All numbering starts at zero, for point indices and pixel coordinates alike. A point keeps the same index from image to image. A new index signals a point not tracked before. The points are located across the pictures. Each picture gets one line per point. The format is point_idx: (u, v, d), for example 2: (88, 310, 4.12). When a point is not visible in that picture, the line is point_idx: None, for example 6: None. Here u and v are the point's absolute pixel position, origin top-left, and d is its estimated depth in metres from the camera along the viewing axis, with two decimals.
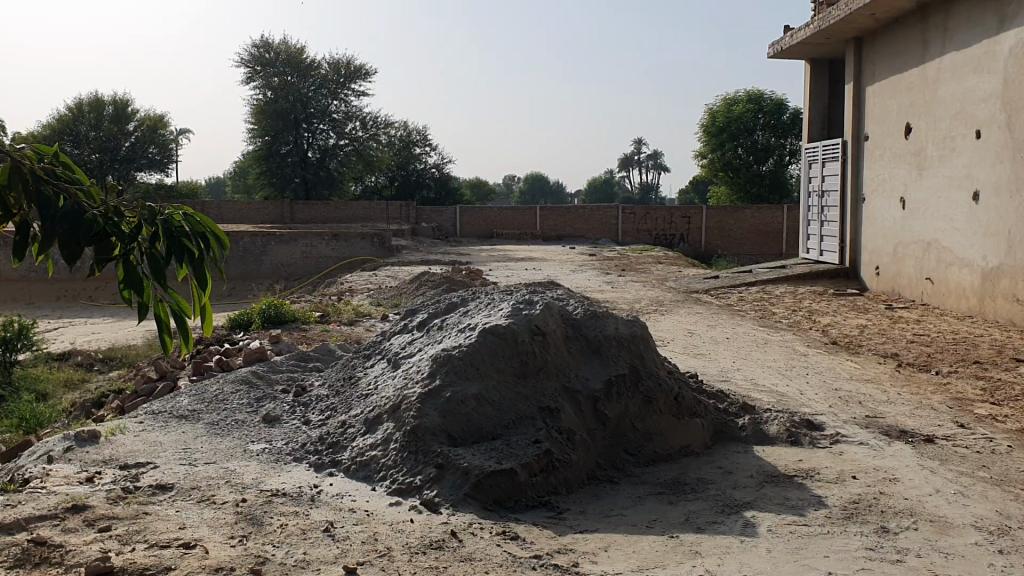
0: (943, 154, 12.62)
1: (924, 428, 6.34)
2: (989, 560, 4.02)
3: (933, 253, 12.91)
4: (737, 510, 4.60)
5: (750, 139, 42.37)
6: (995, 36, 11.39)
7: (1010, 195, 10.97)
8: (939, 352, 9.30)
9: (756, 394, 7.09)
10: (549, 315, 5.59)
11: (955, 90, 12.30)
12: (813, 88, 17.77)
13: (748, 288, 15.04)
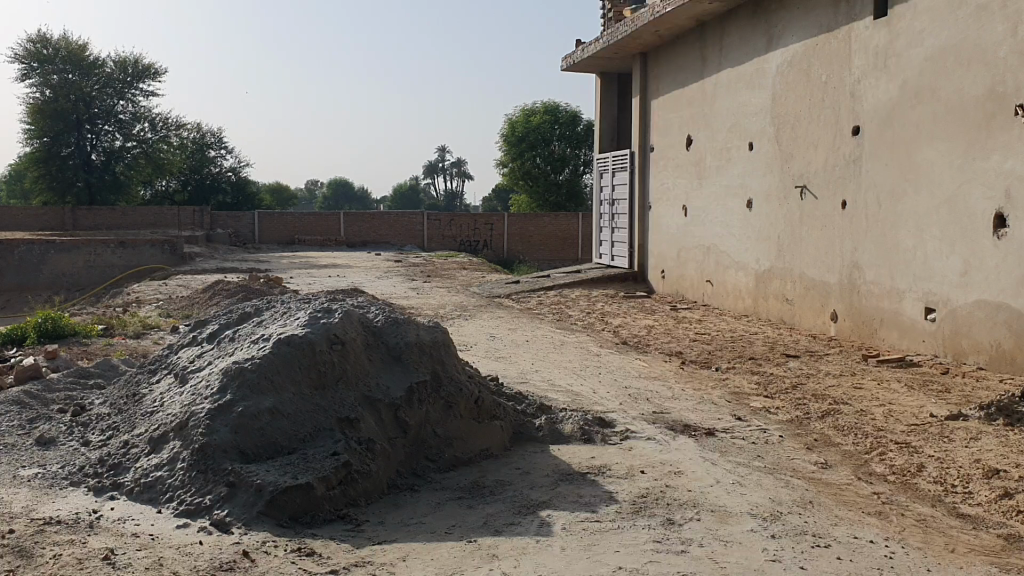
0: (720, 165, 13.46)
1: (705, 422, 6.73)
2: (763, 546, 4.32)
3: (712, 256, 13.74)
4: (533, 510, 4.70)
5: (547, 149, 43.61)
6: (764, 55, 12.28)
7: (781, 203, 11.86)
8: (718, 349, 9.91)
9: (552, 394, 7.29)
10: (347, 323, 5.50)
11: (731, 105, 13.16)
12: (605, 101, 18.52)
13: (546, 292, 15.44)
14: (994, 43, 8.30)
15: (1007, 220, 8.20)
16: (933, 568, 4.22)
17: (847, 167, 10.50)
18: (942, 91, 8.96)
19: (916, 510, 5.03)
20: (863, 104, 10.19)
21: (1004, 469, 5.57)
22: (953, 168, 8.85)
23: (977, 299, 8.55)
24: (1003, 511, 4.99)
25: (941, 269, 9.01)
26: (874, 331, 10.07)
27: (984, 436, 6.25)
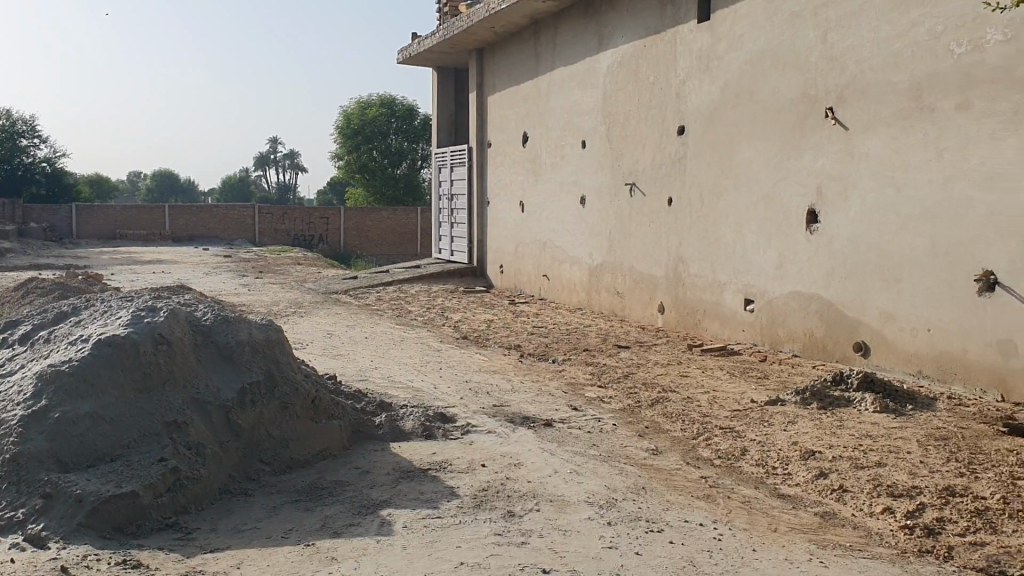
0: (555, 161, 13.72)
1: (544, 413, 6.85)
2: (600, 533, 4.43)
3: (547, 251, 13.99)
4: (373, 509, 4.64)
5: (384, 142, 43.22)
6: (595, 55, 12.59)
7: (612, 199, 12.20)
8: (555, 341, 10.11)
9: (392, 391, 7.22)
10: (174, 322, 5.24)
11: (564, 102, 13.43)
12: (441, 95, 18.51)
13: (384, 287, 15.31)
14: (806, 49, 8.83)
15: (818, 216, 8.75)
16: (757, 547, 4.45)
17: (673, 164, 10.92)
18: (760, 93, 9.45)
19: (741, 492, 5.29)
20: (688, 104, 10.62)
21: (818, 450, 5.95)
22: (769, 167, 9.35)
23: (792, 291, 9.08)
24: (818, 490, 5.32)
25: (759, 263, 9.52)
26: (699, 322, 10.54)
27: (800, 420, 6.65)
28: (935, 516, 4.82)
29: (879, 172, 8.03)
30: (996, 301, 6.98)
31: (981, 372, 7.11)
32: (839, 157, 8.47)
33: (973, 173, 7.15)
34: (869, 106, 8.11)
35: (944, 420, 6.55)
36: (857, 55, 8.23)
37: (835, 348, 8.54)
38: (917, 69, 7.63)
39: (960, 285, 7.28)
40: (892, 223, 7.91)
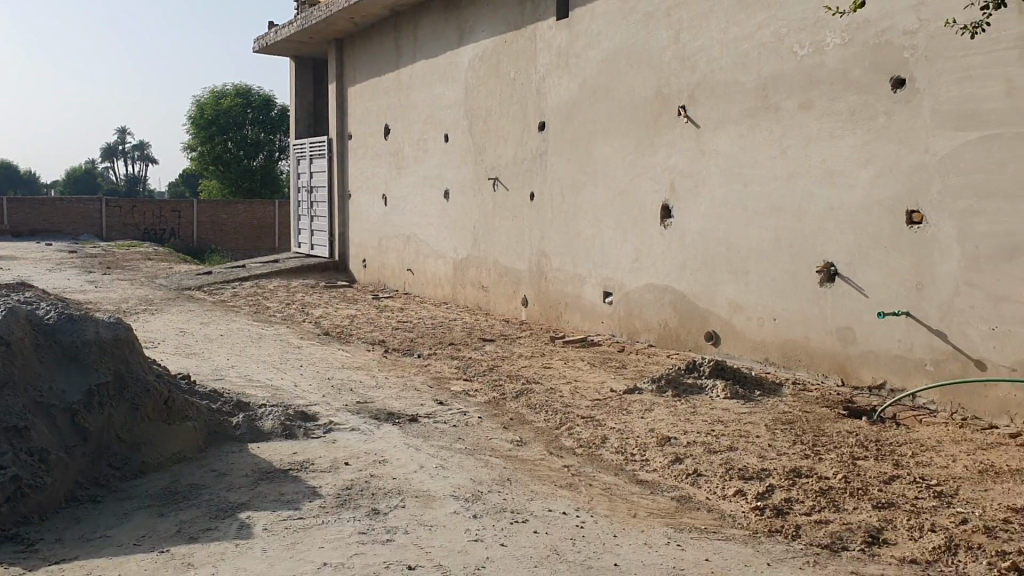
0: (417, 154, 13.65)
1: (408, 409, 6.81)
2: (465, 527, 4.44)
3: (411, 245, 13.92)
4: (232, 512, 4.49)
5: (240, 133, 41.89)
6: (456, 48, 12.57)
7: (474, 193, 12.24)
8: (419, 336, 10.06)
9: (251, 390, 7.02)
10: (13, 321, 4.92)
11: (426, 95, 13.36)
12: (300, 86, 18.10)
13: (242, 283, 14.87)
14: (660, 48, 9.08)
15: (672, 210, 9.03)
16: (617, 533, 4.56)
17: (534, 159, 11.04)
18: (617, 90, 9.66)
19: (601, 480, 5.41)
20: (548, 100, 10.75)
21: (675, 437, 6.14)
22: (626, 162, 9.58)
23: (648, 283, 9.33)
24: (675, 475, 5.50)
25: (617, 256, 9.75)
26: (560, 314, 10.71)
27: (657, 407, 6.86)
28: (783, 496, 5.05)
29: (729, 168, 8.35)
30: (835, 291, 7.38)
31: (822, 358, 7.51)
32: (691, 154, 8.76)
33: (814, 170, 7.53)
34: (719, 105, 8.42)
35: (790, 404, 6.88)
36: (707, 55, 8.52)
37: (689, 338, 8.84)
38: (763, 70, 7.96)
39: (803, 276, 7.66)
40: (741, 217, 8.24)
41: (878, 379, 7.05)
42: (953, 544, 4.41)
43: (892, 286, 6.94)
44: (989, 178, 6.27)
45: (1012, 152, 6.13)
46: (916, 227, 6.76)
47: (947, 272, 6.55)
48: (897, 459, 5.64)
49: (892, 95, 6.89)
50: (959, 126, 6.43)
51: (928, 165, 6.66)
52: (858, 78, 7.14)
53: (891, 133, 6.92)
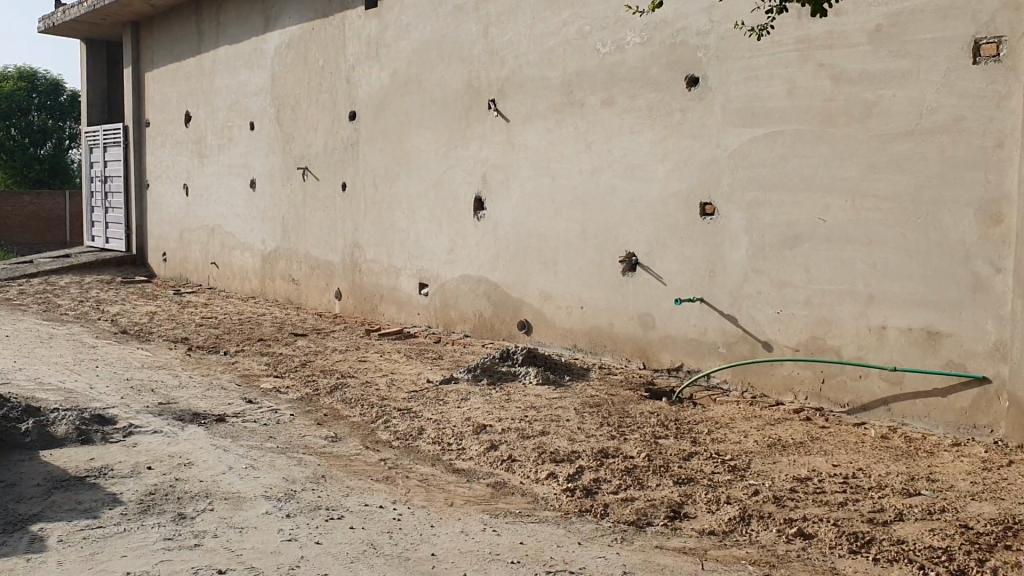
0: (221, 143, 13.16)
1: (215, 408, 6.57)
2: (278, 527, 4.34)
3: (216, 237, 13.41)
4: (22, 525, 4.20)
5: (25, 119, 39.08)
6: (261, 35, 12.20)
7: (283, 184, 11.94)
8: (227, 332, 9.72)
9: (40, 394, 6.56)
10: None
11: (230, 82, 12.89)
12: (91, 70, 17.03)
13: (29, 280, 13.84)
14: (469, 41, 9.16)
15: (484, 202, 9.14)
16: (434, 523, 4.60)
17: (345, 149, 10.89)
18: (428, 81, 9.68)
19: (417, 471, 5.43)
20: (358, 90, 10.63)
21: (489, 424, 6.25)
22: (439, 153, 9.62)
23: (461, 273, 9.42)
24: (489, 462, 5.59)
25: (431, 248, 9.78)
26: (374, 307, 10.64)
27: (472, 396, 6.94)
28: (592, 477, 5.25)
29: (537, 161, 8.55)
30: (637, 279, 7.71)
31: (626, 343, 7.83)
32: (501, 146, 8.90)
33: (616, 163, 7.84)
34: (526, 99, 8.60)
35: (597, 388, 7.15)
36: (515, 50, 8.69)
37: (501, 327, 9.00)
38: (568, 66, 8.20)
39: (607, 265, 7.95)
40: (549, 208, 8.46)
41: (678, 361, 7.44)
42: (746, 514, 4.72)
43: (688, 273, 7.34)
44: (772, 172, 6.73)
45: (792, 148, 6.61)
46: (710, 218, 7.17)
47: (737, 260, 6.99)
48: (695, 437, 5.98)
49: (687, 92, 7.27)
50: (747, 123, 6.87)
51: (719, 159, 7.07)
52: (656, 76, 7.48)
53: (686, 129, 7.29)
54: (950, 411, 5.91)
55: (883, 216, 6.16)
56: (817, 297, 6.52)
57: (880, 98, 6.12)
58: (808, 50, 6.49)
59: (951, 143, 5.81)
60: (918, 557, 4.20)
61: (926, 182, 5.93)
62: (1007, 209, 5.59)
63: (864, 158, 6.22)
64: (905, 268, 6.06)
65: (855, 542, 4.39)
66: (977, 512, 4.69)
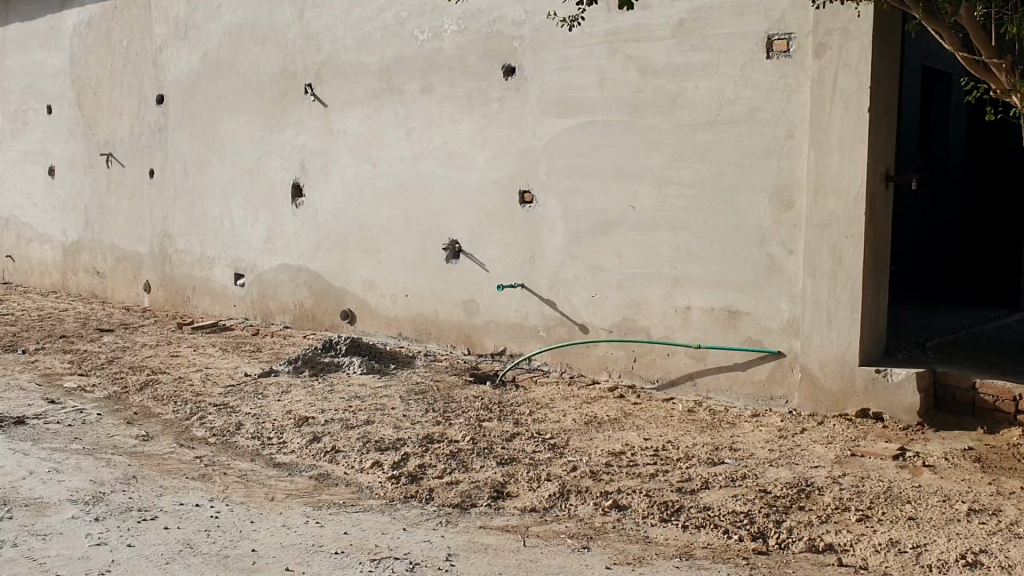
0: (15, 128, 12.25)
1: (13, 411, 6.15)
2: (86, 532, 4.13)
3: (11, 229, 12.49)
4: None
5: None
6: (58, 12, 11.44)
7: (86, 171, 11.26)
8: (24, 329, 9.09)
9: None
10: None
11: (24, 62, 12.02)
12: None
13: None
14: (284, 25, 8.93)
15: (302, 190, 8.95)
16: (255, 518, 4.49)
17: (154, 135, 10.39)
18: (241, 65, 9.37)
19: (236, 467, 5.28)
20: (166, 73, 10.15)
21: (311, 416, 6.15)
22: (254, 140, 9.34)
23: (280, 263, 9.19)
24: (312, 454, 5.51)
25: (247, 237, 9.49)
26: (188, 299, 10.22)
27: (293, 389, 6.81)
28: (417, 463, 5.27)
29: (356, 148, 8.45)
30: (459, 266, 7.79)
31: (450, 330, 7.90)
32: (319, 133, 8.74)
33: (436, 151, 7.87)
34: (344, 85, 8.49)
35: (422, 375, 7.17)
36: (331, 35, 8.54)
37: (323, 318, 8.87)
38: (385, 52, 8.15)
39: (429, 252, 7.98)
40: (369, 196, 8.38)
41: (501, 346, 7.58)
42: (565, 490, 4.88)
43: (508, 259, 7.47)
44: (586, 161, 6.95)
45: (604, 137, 6.85)
46: (528, 206, 7.32)
47: (554, 246, 7.18)
48: (517, 418, 6.11)
49: (504, 81, 7.38)
50: (561, 112, 7.05)
51: (536, 148, 7.22)
52: (473, 64, 7.56)
53: (503, 118, 7.41)
54: (749, 383, 6.32)
55: (688, 202, 6.48)
56: (629, 280, 6.79)
57: (683, 90, 6.43)
58: (617, 41, 6.73)
59: (748, 133, 6.18)
60: (722, 521, 4.48)
61: (726, 170, 6.29)
62: (796, 195, 6.01)
63: (670, 147, 6.53)
64: (709, 252, 6.41)
65: (666, 510, 4.62)
66: (774, 477, 5.05)
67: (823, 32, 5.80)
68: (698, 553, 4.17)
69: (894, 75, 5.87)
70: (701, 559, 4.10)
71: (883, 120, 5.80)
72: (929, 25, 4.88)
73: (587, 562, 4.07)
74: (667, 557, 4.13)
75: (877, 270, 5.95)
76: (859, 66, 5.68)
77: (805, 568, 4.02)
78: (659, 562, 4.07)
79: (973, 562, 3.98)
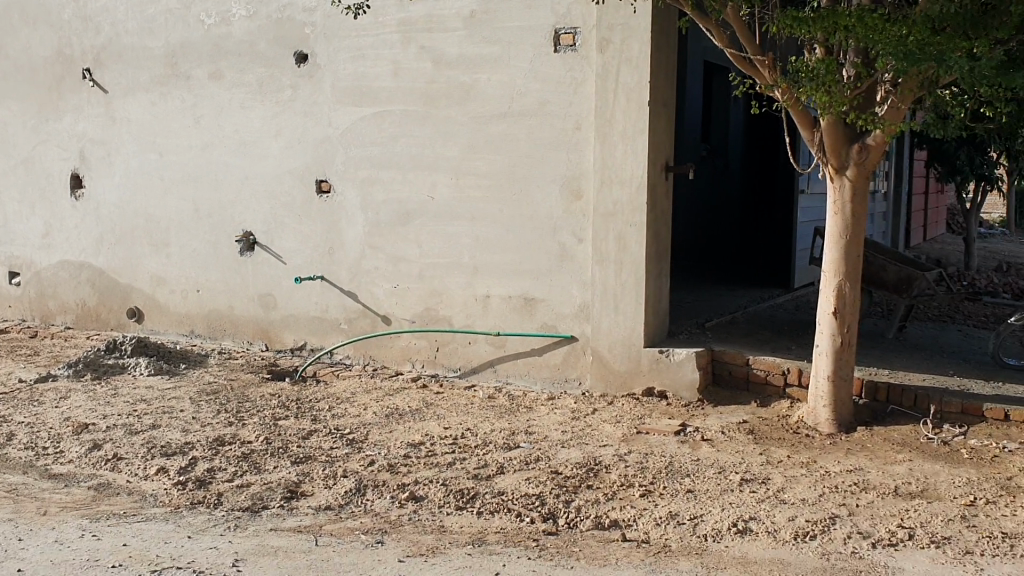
0: None
1: None
2: None
3: None
4: None
5: None
6: None
7: None
8: None
9: None
10: None
11: None
12: None
13: None
14: (56, 4, 8.33)
15: (82, 181, 8.40)
16: (24, 536, 4.19)
17: None
18: (10, 46, 8.67)
19: (5, 481, 4.90)
20: None
21: (92, 422, 5.79)
22: (27, 128, 8.68)
23: (60, 260, 8.61)
24: (92, 463, 5.18)
25: (23, 232, 8.82)
26: None
27: (73, 394, 6.39)
28: (206, 467, 5.06)
29: (141, 136, 8.01)
30: (254, 260, 7.55)
31: (246, 325, 7.65)
32: (100, 121, 8.23)
33: (227, 140, 7.58)
34: (126, 70, 8.02)
35: (216, 374, 6.90)
36: (111, 17, 8.04)
37: (109, 317, 8.38)
38: (170, 37, 7.76)
39: (222, 245, 7.68)
40: (156, 188, 7.98)
41: (300, 341, 7.42)
42: (362, 485, 4.82)
43: (306, 251, 7.30)
44: (382, 150, 6.89)
45: (400, 127, 6.81)
46: (325, 196, 7.17)
47: (352, 237, 7.08)
48: (315, 414, 5.99)
49: (296, 69, 7.20)
50: (355, 102, 6.95)
51: (331, 138, 7.09)
52: (264, 51, 7.31)
53: (297, 107, 7.22)
54: (546, 367, 6.48)
55: (482, 192, 6.55)
56: (429, 270, 6.80)
57: (476, 81, 6.48)
58: (411, 31, 6.70)
59: (538, 125, 6.31)
60: (515, 505, 4.56)
61: (519, 161, 6.40)
62: (585, 185, 6.20)
63: (465, 137, 6.57)
64: (504, 241, 6.51)
65: (461, 498, 4.66)
66: (566, 458, 5.20)
67: (606, 26, 6.00)
68: (491, 539, 4.23)
69: (672, 70, 6.15)
70: (493, 545, 4.16)
71: (661, 112, 6.06)
72: (702, 23, 5.19)
73: (380, 556, 4.03)
74: (460, 544, 4.16)
75: (660, 256, 6.23)
76: (639, 61, 5.91)
77: (592, 545, 4.15)
78: (452, 551, 4.10)
79: (743, 529, 4.24)
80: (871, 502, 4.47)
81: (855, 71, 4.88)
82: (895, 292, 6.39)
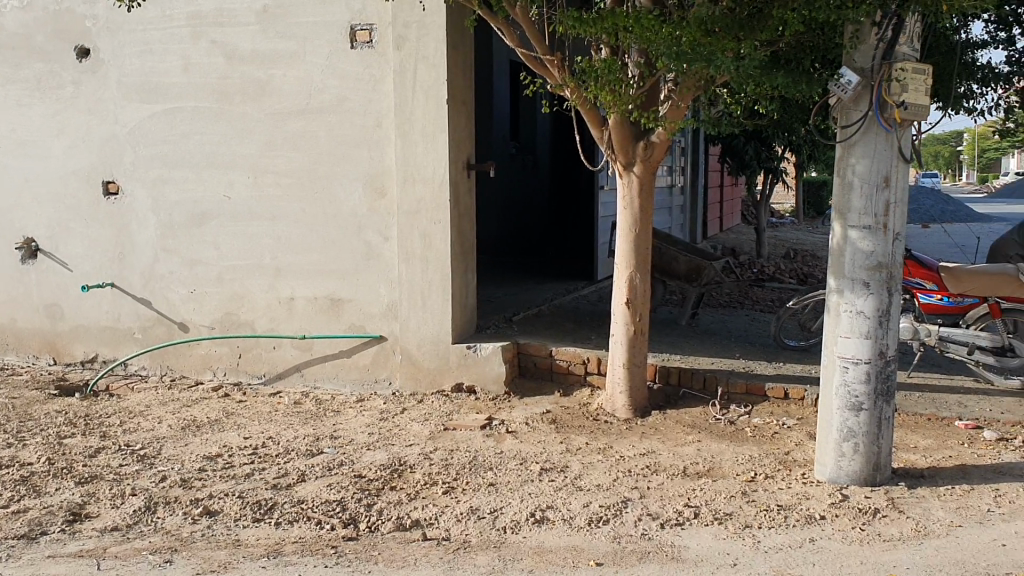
0: None
1: None
2: None
3: None
4: None
5: None
6: None
7: None
8: None
9: None
10: None
11: None
12: None
13: None
14: None
15: None
16: None
17: None
18: None
19: None
20: None
21: None
22: None
23: None
24: None
25: None
26: None
27: None
28: None
29: None
30: (38, 267, 7.08)
31: (31, 338, 7.19)
32: None
33: (4, 140, 7.06)
34: None
35: None
36: None
37: None
38: None
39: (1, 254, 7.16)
40: None
41: (92, 352, 7.03)
42: (152, 503, 4.61)
43: (94, 257, 6.90)
44: (174, 149, 6.59)
45: (192, 125, 6.54)
46: (113, 198, 6.81)
47: (144, 240, 6.75)
48: (105, 431, 5.68)
49: (77, 65, 6.77)
50: (144, 99, 6.62)
51: (118, 136, 6.73)
52: (42, 45, 6.85)
53: (80, 104, 6.81)
54: (353, 368, 6.40)
55: (282, 191, 6.39)
56: (229, 273, 6.57)
57: (271, 77, 6.30)
58: (199, 26, 6.43)
59: (337, 122, 6.21)
60: (315, 513, 4.47)
61: (318, 159, 6.28)
62: (387, 183, 6.15)
63: (261, 134, 6.38)
64: (307, 241, 6.38)
65: (259, 510, 4.53)
66: (369, 460, 5.15)
67: (401, 24, 5.95)
68: (287, 550, 4.11)
69: (468, 67, 6.18)
70: (289, 555, 4.05)
71: (459, 109, 6.09)
72: (492, 22, 5.23)
73: None
74: (255, 557, 4.03)
75: (464, 253, 6.28)
76: (436, 58, 5.91)
77: (391, 547, 4.12)
78: (246, 565, 3.96)
79: (540, 519, 4.33)
80: (661, 483, 4.66)
81: (638, 70, 5.03)
82: (687, 281, 6.70)
